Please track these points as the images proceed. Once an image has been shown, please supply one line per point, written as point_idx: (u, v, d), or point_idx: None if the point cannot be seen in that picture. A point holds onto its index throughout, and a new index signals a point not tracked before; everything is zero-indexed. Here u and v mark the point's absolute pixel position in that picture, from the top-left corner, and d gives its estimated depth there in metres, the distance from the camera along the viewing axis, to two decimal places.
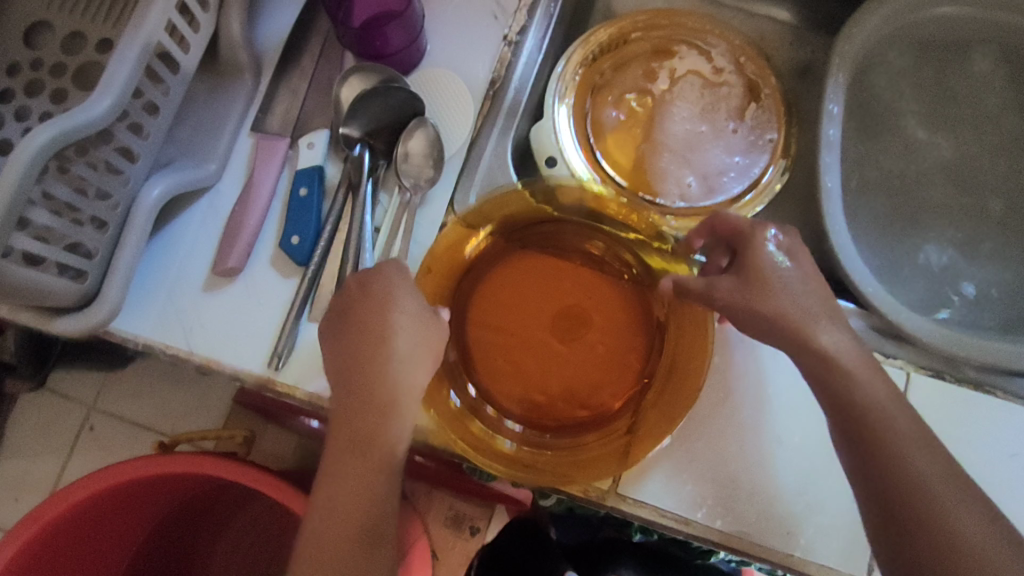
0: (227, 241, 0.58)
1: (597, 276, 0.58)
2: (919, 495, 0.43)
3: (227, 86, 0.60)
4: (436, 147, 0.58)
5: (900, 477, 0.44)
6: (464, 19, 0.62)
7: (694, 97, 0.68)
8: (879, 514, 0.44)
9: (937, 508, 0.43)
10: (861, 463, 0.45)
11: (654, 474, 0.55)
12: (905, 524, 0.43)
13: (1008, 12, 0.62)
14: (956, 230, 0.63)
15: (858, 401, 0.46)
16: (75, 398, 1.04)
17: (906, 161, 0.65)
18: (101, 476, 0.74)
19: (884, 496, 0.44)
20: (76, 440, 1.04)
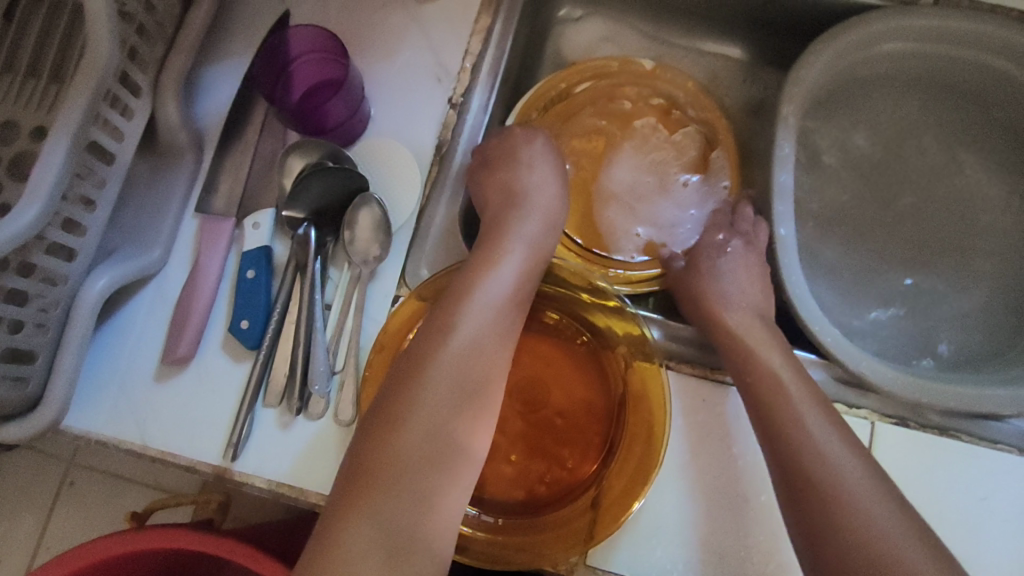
0: (176, 329, 0.57)
1: (555, 347, 0.59)
2: (854, 532, 0.47)
3: (168, 167, 0.59)
4: (384, 222, 0.58)
5: (835, 518, 0.47)
6: (407, 85, 0.62)
7: (642, 147, 0.70)
8: (811, 556, 0.48)
9: (867, 543, 0.46)
10: (800, 508, 0.49)
11: (622, 543, 0.54)
12: (839, 564, 0.46)
13: (952, 45, 0.62)
14: (897, 272, 0.66)
15: (797, 444, 0.50)
16: (49, 454, 0.91)
17: (846, 202, 0.69)
18: (71, 555, 0.68)
19: (818, 541, 0.47)
20: (55, 500, 0.91)
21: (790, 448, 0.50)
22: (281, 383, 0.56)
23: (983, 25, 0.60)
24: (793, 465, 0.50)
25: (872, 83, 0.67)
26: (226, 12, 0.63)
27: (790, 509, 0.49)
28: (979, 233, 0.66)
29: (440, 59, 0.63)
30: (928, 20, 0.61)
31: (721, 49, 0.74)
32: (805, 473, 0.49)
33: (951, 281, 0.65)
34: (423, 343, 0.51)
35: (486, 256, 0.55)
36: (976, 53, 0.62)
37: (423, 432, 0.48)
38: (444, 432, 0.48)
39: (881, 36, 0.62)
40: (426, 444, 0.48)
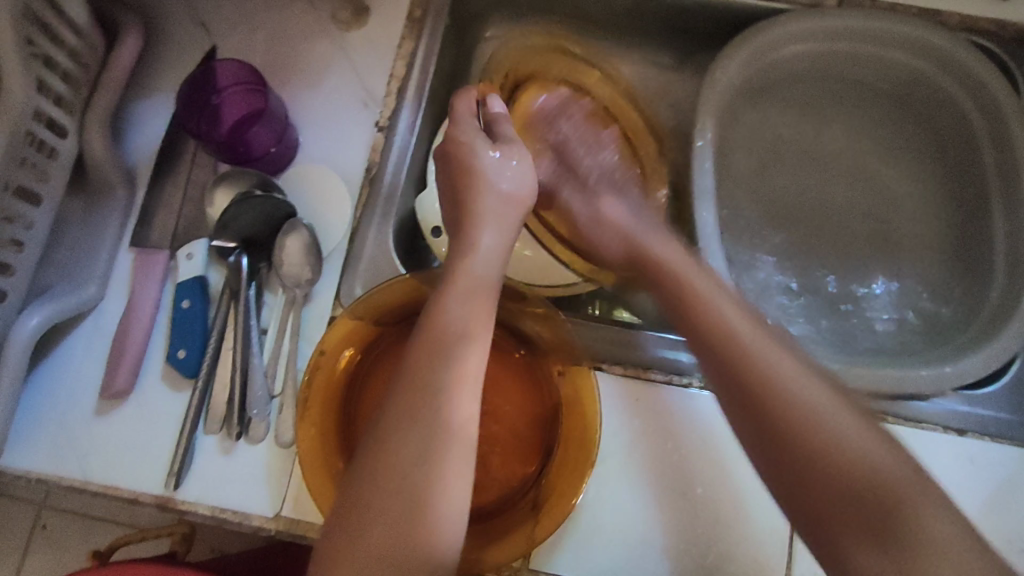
0: (114, 362, 0.57)
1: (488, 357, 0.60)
2: (779, 411, 0.42)
3: (100, 205, 0.60)
4: (313, 247, 0.59)
5: (801, 448, 0.41)
6: (334, 112, 0.64)
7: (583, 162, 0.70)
8: (792, 487, 0.41)
9: (818, 441, 0.40)
10: (771, 453, 0.42)
11: (565, 545, 0.55)
12: (807, 492, 0.40)
13: (854, 42, 0.66)
14: (823, 261, 0.69)
15: (756, 391, 0.43)
16: (23, 497, 0.90)
17: (776, 198, 0.71)
18: None
19: (795, 487, 0.41)
20: (28, 542, 0.90)
21: (747, 397, 0.44)
22: (221, 409, 0.57)
23: (882, 20, 0.64)
24: (751, 413, 0.44)
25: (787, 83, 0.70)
26: (153, 51, 0.65)
27: (769, 464, 0.43)
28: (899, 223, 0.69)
29: (366, 86, 0.65)
30: (828, 21, 0.65)
31: (647, 60, 0.76)
32: (744, 376, 0.44)
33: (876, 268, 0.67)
34: (419, 345, 0.45)
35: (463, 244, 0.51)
36: (876, 48, 0.66)
37: (397, 458, 0.41)
38: (428, 447, 0.42)
39: (786, 40, 0.65)
40: (420, 439, 0.42)
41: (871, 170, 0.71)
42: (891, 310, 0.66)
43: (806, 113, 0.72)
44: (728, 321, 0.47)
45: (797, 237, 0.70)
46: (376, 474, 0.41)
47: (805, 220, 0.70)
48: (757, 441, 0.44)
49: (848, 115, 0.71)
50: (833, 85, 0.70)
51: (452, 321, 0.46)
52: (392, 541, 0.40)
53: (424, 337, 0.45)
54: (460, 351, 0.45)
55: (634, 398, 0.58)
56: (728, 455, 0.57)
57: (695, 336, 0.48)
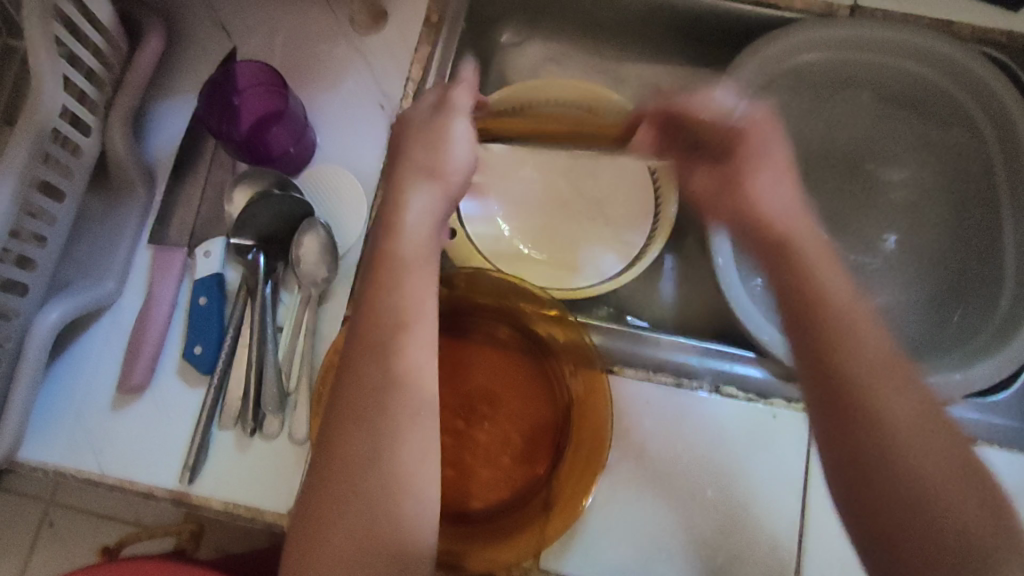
0: (131, 357, 0.58)
1: (500, 356, 0.60)
2: (860, 404, 0.44)
3: (121, 202, 0.61)
4: (330, 246, 0.60)
5: (866, 423, 0.43)
6: (351, 114, 0.65)
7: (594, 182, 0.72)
8: (854, 478, 0.43)
9: (883, 438, 0.43)
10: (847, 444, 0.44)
11: (575, 545, 0.55)
12: (877, 491, 0.42)
13: (866, 51, 0.66)
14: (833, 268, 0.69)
15: (846, 384, 0.45)
16: (31, 495, 0.91)
17: None
18: None
19: (869, 486, 0.42)
20: (34, 540, 0.90)
21: (837, 390, 0.45)
22: (236, 405, 0.58)
23: (895, 31, 0.65)
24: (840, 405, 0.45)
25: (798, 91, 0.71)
26: (174, 51, 0.66)
27: (841, 455, 0.44)
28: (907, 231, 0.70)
29: (383, 89, 0.66)
30: (841, 30, 0.65)
31: (659, 67, 0.77)
32: (833, 347, 0.47)
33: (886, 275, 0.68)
34: (361, 339, 0.46)
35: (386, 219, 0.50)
36: (888, 58, 0.66)
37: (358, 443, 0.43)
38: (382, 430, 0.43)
39: (798, 48, 0.66)
40: (358, 440, 0.43)
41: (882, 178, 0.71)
42: (900, 319, 0.67)
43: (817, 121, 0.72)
44: (843, 310, 0.48)
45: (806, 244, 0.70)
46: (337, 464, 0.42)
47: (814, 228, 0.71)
48: (836, 428, 0.45)
49: (858, 125, 0.72)
50: (843, 94, 0.71)
51: (388, 308, 0.46)
52: (364, 517, 0.41)
53: (365, 333, 0.46)
54: (403, 347, 0.46)
55: (645, 400, 0.59)
56: (738, 458, 0.57)
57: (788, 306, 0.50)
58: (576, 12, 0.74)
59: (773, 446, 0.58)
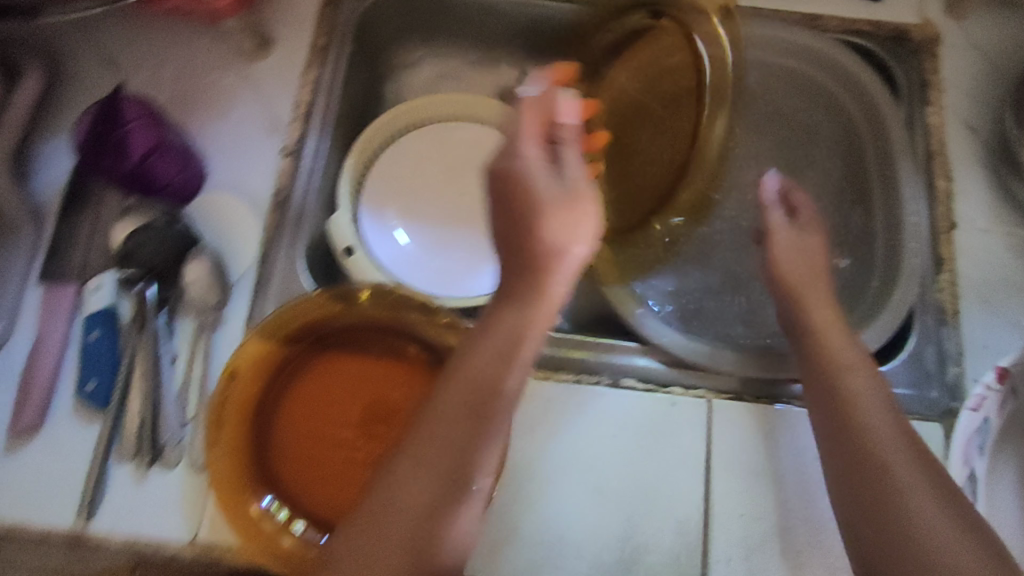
0: (23, 399, 0.57)
1: (397, 366, 0.60)
2: (888, 513, 0.45)
3: (9, 243, 0.61)
4: (219, 275, 0.60)
5: (884, 500, 0.46)
6: (241, 140, 0.65)
7: None
8: (856, 520, 0.47)
9: (894, 520, 0.45)
10: (859, 507, 0.48)
11: (482, 551, 0.55)
12: (878, 534, 0.45)
13: (734, 47, 0.72)
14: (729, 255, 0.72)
15: (865, 457, 0.49)
16: None
17: None
18: None
19: (865, 529, 0.46)
20: None
21: (852, 455, 0.49)
22: (133, 437, 0.57)
23: (748, 26, 0.70)
24: (873, 526, 0.46)
25: None
26: (62, 91, 0.66)
27: (857, 520, 0.47)
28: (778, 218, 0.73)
29: (272, 114, 0.67)
30: None
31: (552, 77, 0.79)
32: (850, 415, 0.51)
33: None
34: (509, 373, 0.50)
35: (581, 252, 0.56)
36: (751, 53, 0.72)
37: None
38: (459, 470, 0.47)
39: (671, 50, 0.69)
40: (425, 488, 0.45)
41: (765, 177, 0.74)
42: None
43: None
44: (864, 401, 0.51)
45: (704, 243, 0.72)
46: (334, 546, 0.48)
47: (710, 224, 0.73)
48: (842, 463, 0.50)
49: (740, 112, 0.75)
50: None
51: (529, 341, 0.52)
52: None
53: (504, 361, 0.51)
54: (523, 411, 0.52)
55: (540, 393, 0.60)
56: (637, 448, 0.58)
57: (819, 384, 0.54)
58: (465, 29, 0.76)
59: (669, 432, 0.59)
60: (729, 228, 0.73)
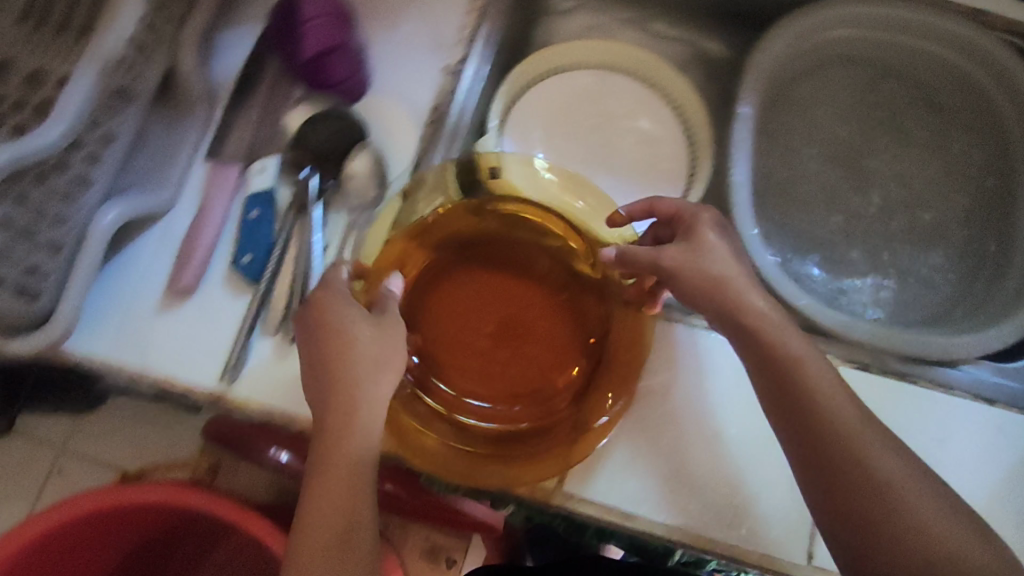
0: (181, 263, 0.60)
1: (535, 286, 0.62)
2: (879, 522, 0.46)
3: (181, 119, 0.63)
4: (380, 165, 0.63)
5: (878, 498, 0.47)
6: (407, 52, 0.67)
7: (643, 136, 0.74)
8: (833, 516, 0.48)
9: (889, 518, 0.46)
10: (836, 506, 0.48)
11: (599, 474, 0.57)
12: (862, 537, 0.47)
13: (896, 32, 0.70)
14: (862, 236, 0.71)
15: (856, 458, 0.48)
16: (45, 440, 1.09)
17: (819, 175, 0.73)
18: (84, 501, 0.79)
19: (845, 524, 0.48)
20: (47, 479, 1.09)
21: (829, 454, 0.49)
22: (279, 315, 0.59)
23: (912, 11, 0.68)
24: (846, 526, 0.48)
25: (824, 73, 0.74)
26: None
27: (829, 514, 0.48)
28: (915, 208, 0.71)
29: (439, 32, 0.68)
30: (883, 9, 0.69)
31: (700, 43, 0.79)
32: (817, 413, 0.50)
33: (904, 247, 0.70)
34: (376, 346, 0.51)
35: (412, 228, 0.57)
36: (907, 38, 0.70)
37: (336, 472, 0.49)
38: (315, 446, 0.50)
39: (833, 22, 0.70)
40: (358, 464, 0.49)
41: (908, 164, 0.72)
42: (924, 294, 0.68)
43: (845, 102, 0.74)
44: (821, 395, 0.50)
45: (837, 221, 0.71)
46: (320, 500, 0.49)
47: (847, 202, 0.72)
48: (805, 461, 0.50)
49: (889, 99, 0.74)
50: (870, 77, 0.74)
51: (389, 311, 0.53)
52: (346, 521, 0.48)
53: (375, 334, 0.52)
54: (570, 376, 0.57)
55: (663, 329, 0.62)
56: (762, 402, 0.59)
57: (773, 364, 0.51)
58: None
59: None
60: (862, 210, 0.72)
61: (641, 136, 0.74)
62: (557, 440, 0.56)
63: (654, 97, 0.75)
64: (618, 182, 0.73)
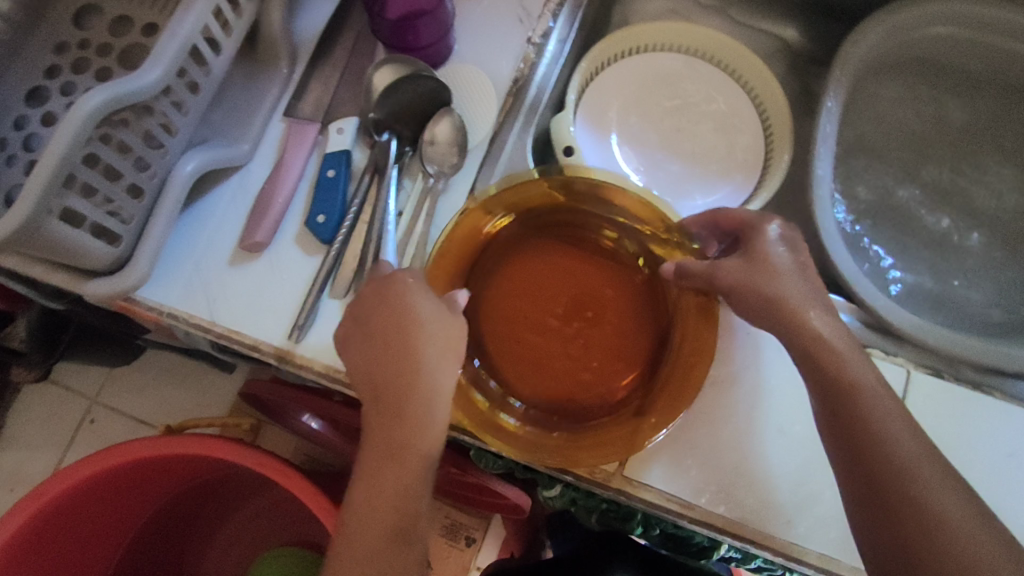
0: (255, 219, 0.60)
1: (607, 268, 0.61)
2: (932, 552, 0.44)
3: (262, 76, 0.63)
4: (462, 134, 0.61)
5: (927, 524, 0.45)
6: (491, 21, 0.66)
7: (719, 123, 0.73)
8: (886, 546, 0.47)
9: (937, 550, 0.44)
10: (884, 530, 0.47)
11: (660, 460, 0.57)
12: (910, 563, 0.45)
13: (1003, 36, 0.66)
14: (932, 243, 0.70)
15: (911, 489, 0.46)
16: (76, 391, 1.10)
17: (889, 177, 0.72)
18: (124, 449, 0.78)
19: (890, 555, 0.46)
20: (77, 431, 1.09)
21: (883, 480, 0.47)
22: (350, 277, 0.59)
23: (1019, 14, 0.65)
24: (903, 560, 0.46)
25: (912, 71, 0.72)
26: None
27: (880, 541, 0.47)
28: (994, 217, 0.69)
29: (524, 2, 0.67)
30: (986, 9, 0.66)
31: (781, 32, 0.79)
32: (867, 437, 0.48)
33: (976, 257, 0.69)
34: (432, 335, 0.50)
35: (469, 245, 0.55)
36: (1012, 42, 0.67)
37: (386, 454, 0.49)
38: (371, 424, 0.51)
39: (929, 20, 0.68)
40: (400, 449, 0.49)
41: (988, 172, 0.71)
42: (998, 305, 0.66)
43: (927, 104, 0.73)
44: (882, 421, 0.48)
45: (905, 225, 0.71)
46: (373, 484, 0.49)
47: (920, 207, 0.71)
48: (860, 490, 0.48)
49: (979, 103, 0.71)
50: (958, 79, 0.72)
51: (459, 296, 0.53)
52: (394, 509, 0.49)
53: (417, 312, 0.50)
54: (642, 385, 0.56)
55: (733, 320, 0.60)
56: None
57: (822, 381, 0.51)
58: None
59: None
60: (934, 216, 0.70)
61: (716, 120, 0.73)
62: (616, 430, 0.54)
63: (733, 84, 0.74)
64: (692, 170, 0.72)
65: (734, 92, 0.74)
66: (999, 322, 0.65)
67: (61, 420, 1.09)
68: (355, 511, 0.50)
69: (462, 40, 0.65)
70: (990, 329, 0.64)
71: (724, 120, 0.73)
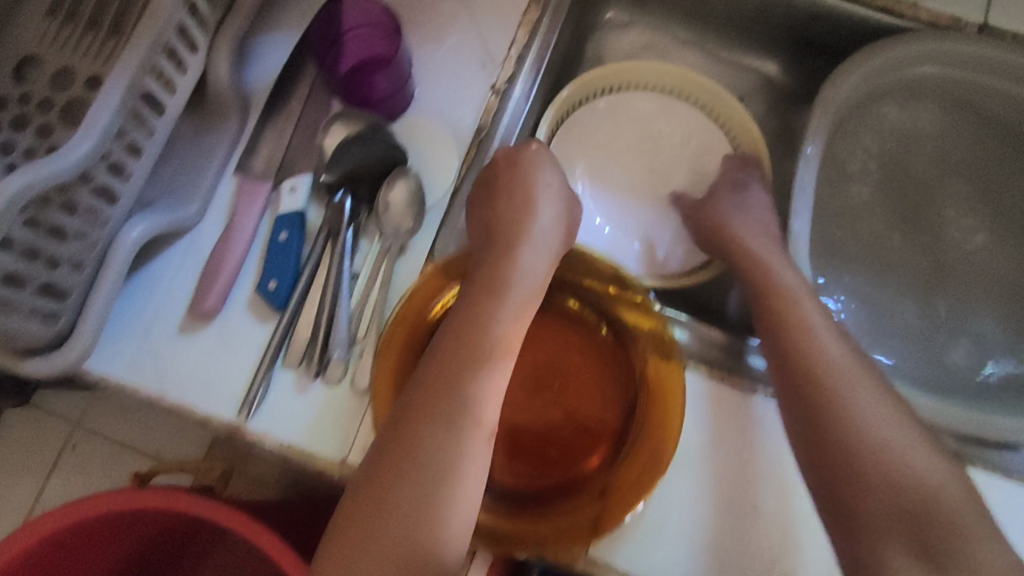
0: (204, 285, 0.57)
1: (573, 337, 0.60)
2: (904, 509, 0.46)
3: (213, 128, 0.60)
4: (418, 197, 0.59)
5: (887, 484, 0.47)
6: (453, 69, 0.63)
7: (693, 168, 0.70)
8: (832, 502, 0.48)
9: (913, 510, 0.46)
10: (851, 494, 0.48)
11: (629, 539, 0.53)
12: (881, 520, 0.46)
13: (988, 73, 0.65)
14: (918, 292, 0.67)
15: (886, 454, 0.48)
16: (62, 416, 1.01)
17: (872, 222, 0.70)
18: (95, 499, 0.76)
19: (861, 517, 0.47)
20: (59, 458, 1.01)
21: (861, 446, 0.48)
22: (303, 346, 0.57)
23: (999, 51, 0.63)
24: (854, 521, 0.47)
25: (897, 109, 0.70)
26: None
27: (851, 506, 0.47)
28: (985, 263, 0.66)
29: (487, 47, 0.64)
30: (972, 49, 0.64)
31: (758, 69, 0.76)
32: (838, 407, 0.50)
33: (965, 306, 0.66)
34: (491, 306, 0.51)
35: (504, 246, 0.55)
36: (995, 81, 0.65)
37: (430, 420, 0.47)
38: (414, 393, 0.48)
39: (917, 58, 0.65)
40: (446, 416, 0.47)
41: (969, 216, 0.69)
42: (983, 358, 0.64)
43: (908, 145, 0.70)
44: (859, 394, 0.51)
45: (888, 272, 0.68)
46: (405, 454, 0.46)
47: (903, 254, 0.68)
48: (819, 453, 0.50)
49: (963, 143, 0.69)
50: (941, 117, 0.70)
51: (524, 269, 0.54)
52: (423, 486, 0.45)
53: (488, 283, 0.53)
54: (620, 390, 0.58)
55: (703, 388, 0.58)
56: None
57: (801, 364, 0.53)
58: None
59: None
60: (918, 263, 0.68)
61: (691, 165, 0.70)
62: (576, 517, 0.51)
63: (706, 125, 0.71)
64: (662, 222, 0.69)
65: (708, 132, 0.71)
66: (982, 379, 0.62)
67: (39, 452, 1.01)
68: (368, 490, 0.45)
69: (421, 90, 0.62)
70: (974, 388, 0.62)
71: (699, 164, 0.70)
